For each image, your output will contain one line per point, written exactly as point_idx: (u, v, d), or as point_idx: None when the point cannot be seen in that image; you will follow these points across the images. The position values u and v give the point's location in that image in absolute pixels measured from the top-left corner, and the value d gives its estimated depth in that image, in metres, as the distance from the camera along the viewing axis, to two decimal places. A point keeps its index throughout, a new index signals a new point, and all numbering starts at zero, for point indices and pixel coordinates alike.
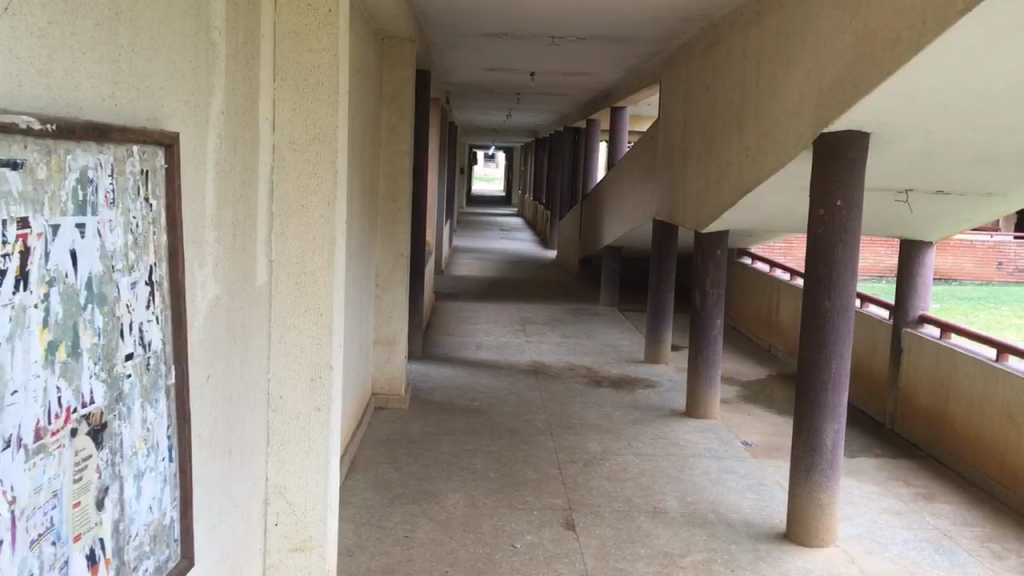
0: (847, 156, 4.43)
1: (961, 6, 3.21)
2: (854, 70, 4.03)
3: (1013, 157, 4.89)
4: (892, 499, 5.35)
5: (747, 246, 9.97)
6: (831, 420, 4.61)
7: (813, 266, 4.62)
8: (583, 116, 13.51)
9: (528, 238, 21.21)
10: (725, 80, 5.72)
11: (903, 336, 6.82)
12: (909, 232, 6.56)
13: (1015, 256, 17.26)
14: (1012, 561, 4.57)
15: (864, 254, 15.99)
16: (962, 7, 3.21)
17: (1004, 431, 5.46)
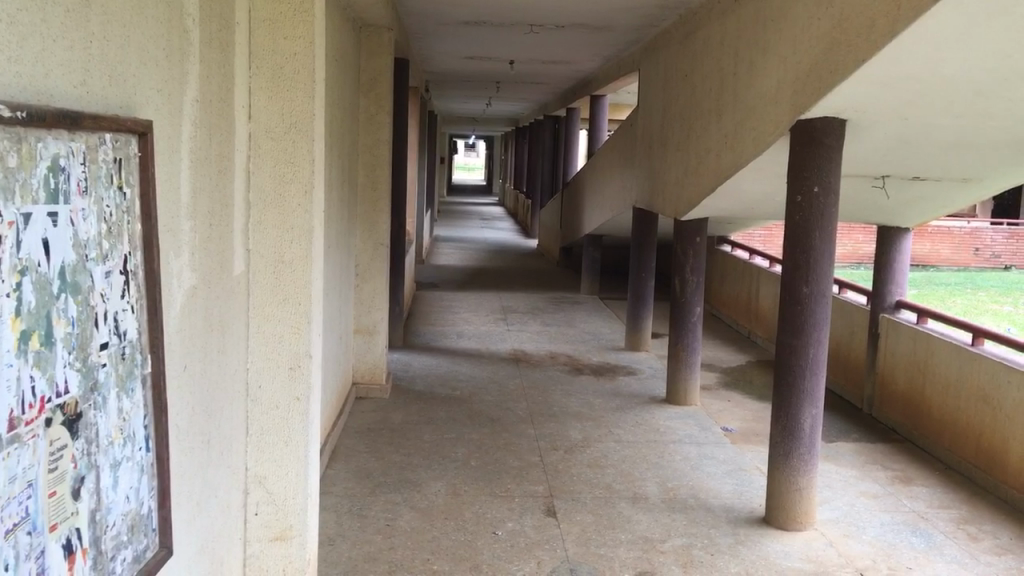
0: (825, 143, 4.45)
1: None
2: (830, 57, 4.06)
3: (988, 143, 4.93)
4: (870, 483, 5.40)
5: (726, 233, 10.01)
6: (809, 404, 4.65)
7: (791, 252, 4.65)
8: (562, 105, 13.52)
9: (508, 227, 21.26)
10: (703, 67, 5.72)
11: (880, 321, 6.88)
12: (886, 219, 6.59)
13: (991, 242, 17.44)
14: (988, 543, 4.62)
15: (843, 242, 16.10)
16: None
17: (980, 415, 5.52)
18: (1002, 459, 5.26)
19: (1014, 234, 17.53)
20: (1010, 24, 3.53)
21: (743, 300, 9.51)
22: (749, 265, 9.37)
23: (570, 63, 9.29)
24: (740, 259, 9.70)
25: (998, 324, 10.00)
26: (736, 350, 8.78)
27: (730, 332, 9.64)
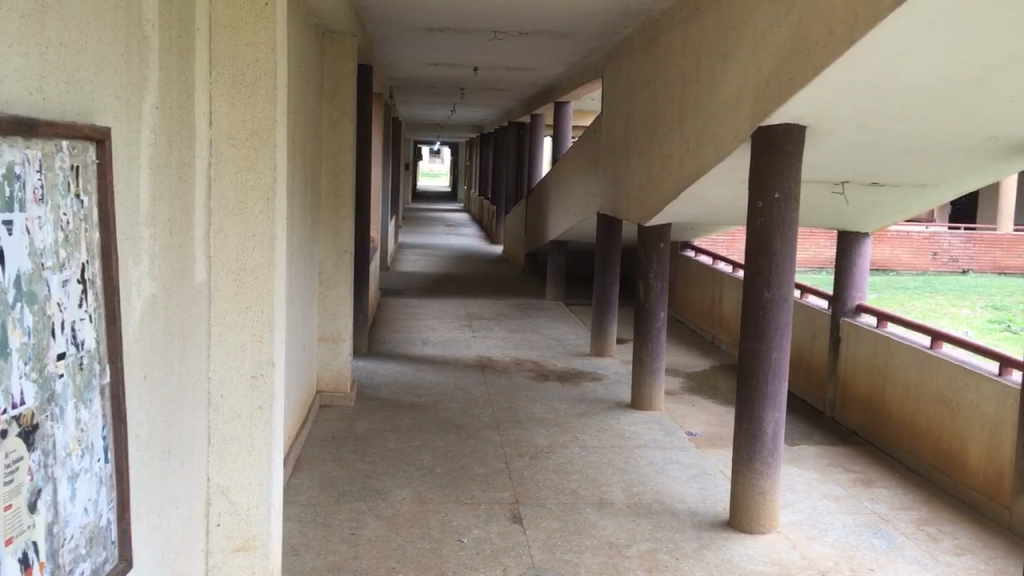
0: (785, 151, 4.50)
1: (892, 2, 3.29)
2: (790, 64, 4.11)
3: (944, 149, 5.02)
4: (832, 485, 5.46)
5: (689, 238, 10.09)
6: (771, 408, 4.69)
7: (753, 258, 4.69)
8: (526, 112, 13.55)
9: (473, 233, 21.29)
10: (665, 74, 5.77)
11: (841, 325, 6.97)
12: (845, 224, 6.68)
13: (949, 246, 17.74)
14: (947, 543, 4.69)
15: (805, 247, 16.30)
16: (892, 3, 3.29)
17: (939, 417, 5.61)
18: (961, 460, 5.35)
19: (972, 238, 17.72)
20: (964, 30, 3.59)
21: (707, 305, 9.59)
22: (713, 270, 9.46)
23: (534, 70, 9.31)
24: (704, 264, 9.79)
25: (955, 326, 10.18)
26: (700, 354, 8.84)
27: (694, 337, 9.71)
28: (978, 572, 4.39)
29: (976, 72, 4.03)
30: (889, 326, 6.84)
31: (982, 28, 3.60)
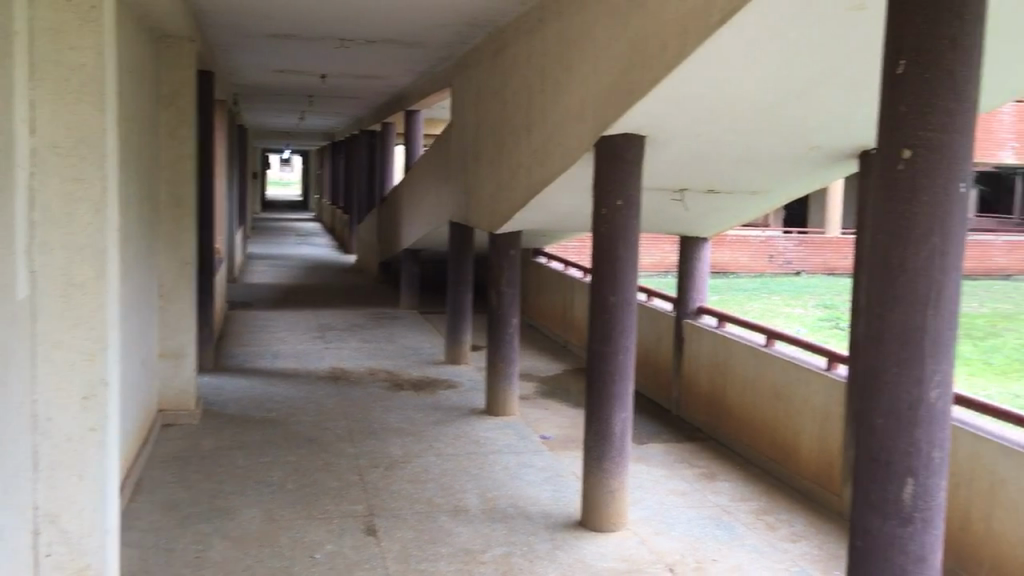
0: (626, 158, 4.65)
1: (719, 18, 3.46)
2: (628, 76, 4.26)
3: (771, 158, 5.31)
4: (678, 480, 5.67)
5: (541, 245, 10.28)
6: (618, 409, 4.85)
7: (597, 263, 4.83)
8: (377, 120, 13.47)
9: (325, 242, 20.98)
10: (512, 84, 5.85)
11: (684, 326, 7.25)
12: (686, 230, 6.96)
13: (783, 249, 18.80)
14: (783, 530, 4.96)
15: (652, 252, 16.91)
16: (719, 19, 3.47)
17: (774, 411, 5.91)
18: (793, 450, 5.67)
19: (805, 241, 18.80)
20: (784, 46, 3.82)
21: (559, 310, 9.79)
22: (563, 276, 9.67)
23: (382, 78, 9.27)
24: (555, 270, 9.99)
25: (787, 326, 10.80)
26: (552, 359, 9.02)
27: (547, 342, 9.90)
28: (811, 556, 4.65)
29: (798, 85, 4.30)
30: (729, 326, 7.17)
31: (801, 44, 3.85)
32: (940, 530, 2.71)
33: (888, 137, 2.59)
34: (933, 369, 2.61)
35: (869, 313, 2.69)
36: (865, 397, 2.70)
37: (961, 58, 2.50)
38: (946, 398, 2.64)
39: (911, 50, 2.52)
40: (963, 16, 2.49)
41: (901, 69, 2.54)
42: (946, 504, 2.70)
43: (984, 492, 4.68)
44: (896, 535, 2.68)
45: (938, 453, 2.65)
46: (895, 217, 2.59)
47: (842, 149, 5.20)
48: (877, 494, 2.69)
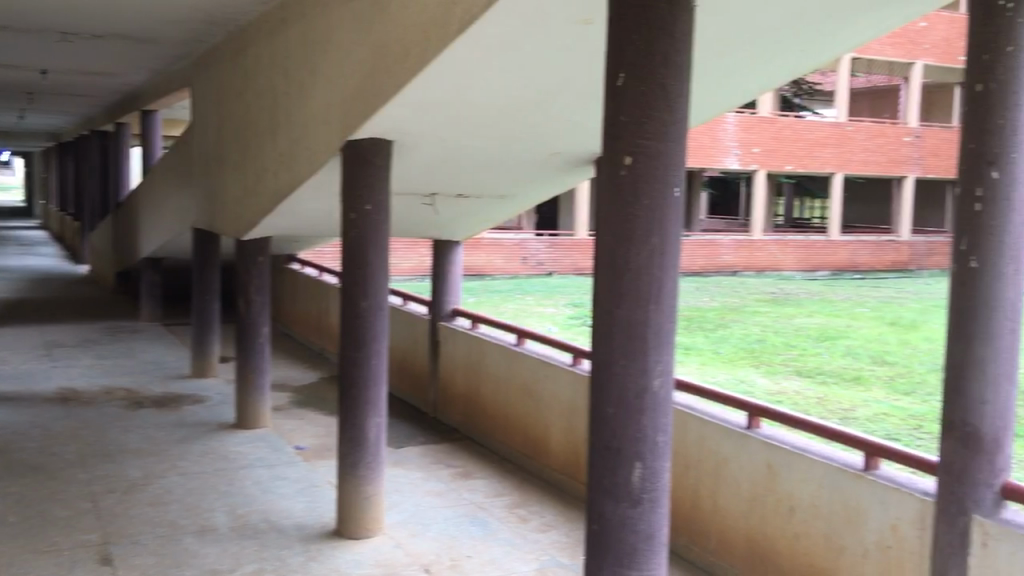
0: (375, 163, 4.76)
1: (457, 27, 3.51)
2: (372, 80, 4.25)
3: (515, 162, 5.51)
4: (434, 481, 5.73)
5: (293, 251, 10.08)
6: (373, 415, 5.03)
7: (349, 270, 4.96)
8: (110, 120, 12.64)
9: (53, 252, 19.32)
10: (255, 85, 5.68)
11: (440, 329, 7.35)
12: (440, 234, 7.06)
13: (534, 251, 19.56)
14: (535, 521, 5.16)
15: (410, 256, 17.15)
16: (457, 29, 3.52)
17: (524, 407, 6.13)
18: (545, 445, 5.88)
19: (556, 243, 19.69)
20: (522, 55, 3.96)
21: (314, 317, 9.64)
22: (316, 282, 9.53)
23: (112, 76, 8.68)
24: (309, 276, 9.83)
25: (538, 325, 11.28)
26: (306, 367, 8.87)
27: (302, 350, 9.72)
28: (560, 544, 4.89)
29: (537, 93, 4.48)
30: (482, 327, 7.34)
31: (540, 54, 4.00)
32: (666, 508, 2.92)
33: (611, 145, 2.74)
34: (656, 359, 2.79)
35: (600, 310, 2.83)
36: (598, 389, 2.86)
37: (673, 73, 2.68)
38: (668, 385, 2.84)
39: (628, 65, 2.67)
40: (675, 34, 2.66)
41: (620, 82, 2.69)
42: (670, 484, 2.91)
43: (708, 471, 5.10)
44: (627, 517, 2.85)
45: (663, 438, 2.86)
46: (621, 218, 2.74)
47: (579, 155, 5.50)
48: (609, 480, 2.86)
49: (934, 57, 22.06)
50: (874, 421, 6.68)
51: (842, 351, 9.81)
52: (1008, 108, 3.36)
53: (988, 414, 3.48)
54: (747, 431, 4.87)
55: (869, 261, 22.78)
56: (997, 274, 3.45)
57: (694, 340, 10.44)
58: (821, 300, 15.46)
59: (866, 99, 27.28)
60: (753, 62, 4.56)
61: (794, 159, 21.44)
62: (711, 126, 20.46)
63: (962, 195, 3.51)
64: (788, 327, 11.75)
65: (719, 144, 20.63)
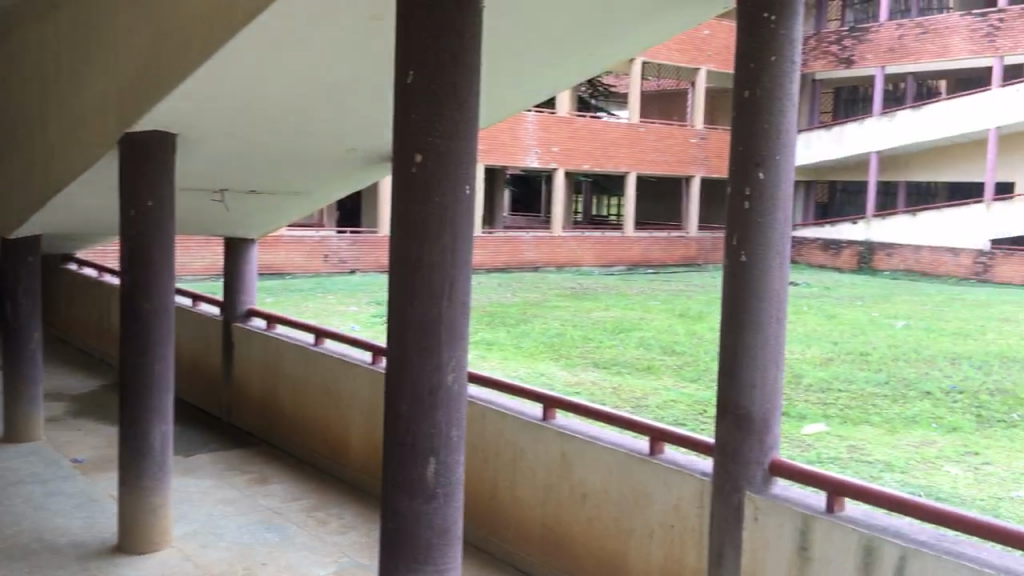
0: (157, 158, 4.55)
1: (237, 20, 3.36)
2: (151, 71, 4.02)
3: (309, 159, 5.43)
4: (227, 490, 5.99)
5: (70, 251, 9.61)
6: (158, 422, 4.95)
7: (129, 270, 4.80)
8: None
9: None
10: (22, 72, 5.29)
11: (233, 330, 7.30)
12: (232, 232, 6.83)
13: (336, 249, 19.46)
14: (332, 524, 5.45)
15: (204, 254, 17.16)
16: (241, 21, 3.35)
17: (322, 406, 6.31)
18: (345, 446, 6.10)
19: (358, 240, 19.72)
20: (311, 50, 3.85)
21: (93, 321, 9.28)
22: (95, 285, 9.17)
23: None
24: (87, 277, 9.43)
25: (340, 324, 11.22)
26: (86, 375, 8.58)
27: (81, 356, 9.38)
28: (354, 543, 5.19)
29: (332, 88, 4.40)
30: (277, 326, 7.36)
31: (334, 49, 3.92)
32: (461, 502, 2.94)
33: (402, 142, 2.70)
34: (449, 355, 2.78)
35: (393, 307, 2.80)
36: (391, 386, 2.83)
37: (463, 72, 2.67)
38: (462, 380, 2.85)
39: (417, 62, 2.64)
40: (464, 33, 2.65)
41: (410, 79, 2.65)
42: (464, 477, 2.93)
43: (505, 463, 5.23)
44: (421, 513, 2.85)
45: (456, 433, 2.87)
46: (412, 215, 2.70)
47: (375, 152, 5.48)
48: (404, 477, 2.84)
49: (715, 63, 23.87)
50: (664, 408, 7.05)
51: (635, 343, 10.28)
52: (773, 112, 3.60)
53: (758, 397, 3.71)
54: (543, 423, 4.99)
55: (660, 255, 24.42)
56: (764, 267, 3.68)
57: (496, 335, 10.67)
58: (617, 294, 16.26)
59: (655, 102, 29.01)
60: (548, 62, 4.67)
61: (590, 158, 22.57)
62: (513, 124, 21.05)
63: (734, 193, 3.72)
64: (586, 320, 12.25)
65: (520, 143, 21.31)
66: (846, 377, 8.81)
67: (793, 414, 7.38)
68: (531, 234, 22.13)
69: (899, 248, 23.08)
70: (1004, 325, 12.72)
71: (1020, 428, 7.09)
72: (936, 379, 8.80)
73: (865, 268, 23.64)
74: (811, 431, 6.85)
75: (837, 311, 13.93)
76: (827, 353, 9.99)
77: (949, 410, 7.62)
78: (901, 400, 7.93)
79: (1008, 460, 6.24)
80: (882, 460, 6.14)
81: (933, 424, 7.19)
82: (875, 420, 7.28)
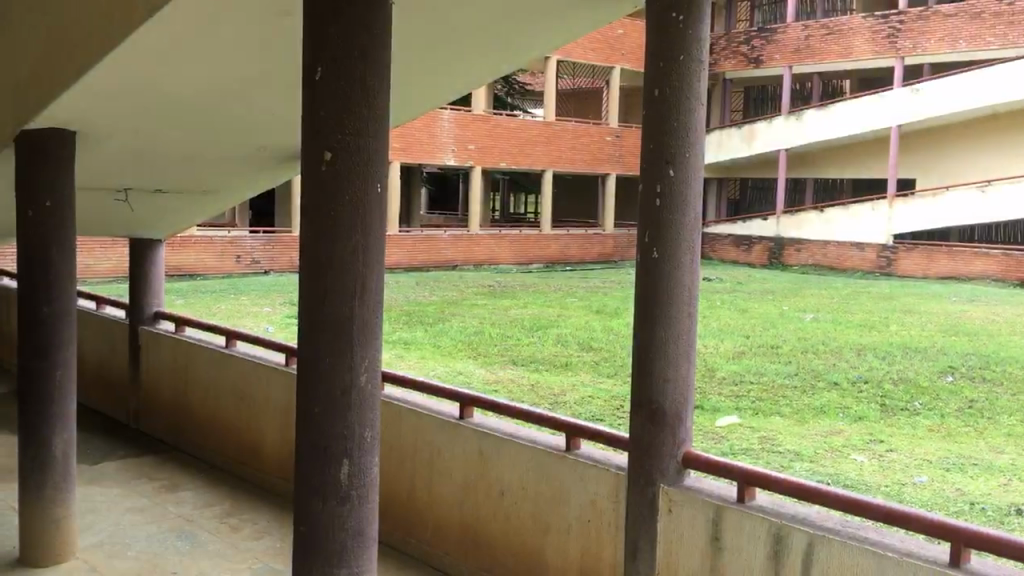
0: (56, 157, 4.39)
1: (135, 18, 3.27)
2: (49, 67, 3.90)
3: (217, 157, 5.31)
4: (136, 498, 5.84)
5: None
6: (60, 429, 4.77)
7: (28, 274, 4.62)
8: None
9: None
10: None
11: (141, 334, 7.09)
12: (137, 233, 6.64)
13: (250, 249, 19.12)
14: (247, 530, 5.37)
15: (109, 256, 16.66)
16: (144, 13, 3.23)
17: (236, 410, 6.18)
18: (258, 450, 6.00)
19: (271, 240, 19.39)
20: (218, 46, 3.76)
21: None
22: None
23: None
24: None
25: (253, 326, 11.02)
26: None
27: None
28: (268, 549, 5.12)
29: (240, 85, 4.29)
30: (187, 329, 7.19)
31: (242, 44, 3.82)
32: (375, 503, 2.91)
33: (311, 140, 2.63)
34: (362, 355, 2.75)
35: (304, 309, 2.74)
36: (303, 387, 2.78)
37: (372, 70, 2.61)
38: (375, 381, 2.81)
39: (326, 59, 2.57)
40: (374, 31, 2.59)
41: (318, 77, 2.58)
42: (379, 479, 2.90)
43: (422, 464, 5.20)
44: (334, 515, 2.81)
45: (370, 433, 2.83)
46: (322, 214, 2.64)
47: (285, 149, 5.40)
48: (317, 480, 2.79)
49: (629, 63, 24.13)
50: (582, 404, 7.11)
51: (553, 340, 10.34)
52: (683, 111, 3.65)
53: (670, 391, 3.76)
54: (459, 422, 4.98)
55: (577, 253, 24.57)
56: (675, 263, 3.73)
57: (414, 335, 10.62)
58: (535, 291, 16.37)
59: (570, 100, 29.28)
60: (460, 58, 4.65)
61: (507, 156, 22.71)
62: (429, 122, 21.16)
63: (646, 191, 3.75)
64: (504, 318, 12.30)
65: (436, 141, 21.42)
66: (758, 369, 9.03)
67: (706, 407, 7.53)
68: (449, 232, 22.31)
69: (807, 244, 23.78)
70: (903, 317, 13.23)
71: (920, 415, 7.38)
72: (842, 369, 9.10)
73: (776, 263, 24.22)
74: (724, 423, 6.99)
75: (750, 306, 14.27)
76: (739, 347, 10.22)
77: (856, 399, 7.88)
78: (810, 391, 8.17)
79: (910, 446, 6.49)
80: (792, 450, 6.32)
81: (840, 414, 7.42)
82: (786, 411, 7.48)
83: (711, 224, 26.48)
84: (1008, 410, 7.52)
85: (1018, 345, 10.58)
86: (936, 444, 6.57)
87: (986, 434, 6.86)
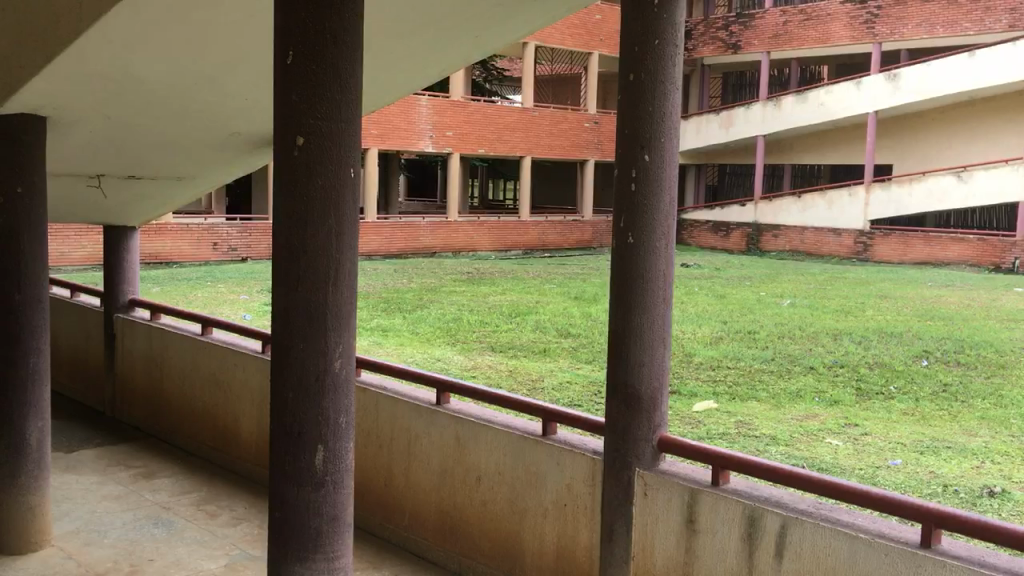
0: (23, 142, 4.35)
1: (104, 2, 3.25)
2: (19, 53, 3.87)
3: (192, 143, 5.29)
4: (112, 485, 5.83)
5: None
6: (34, 418, 4.74)
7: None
8: None
9: None
10: None
11: (115, 321, 7.06)
12: (111, 220, 6.61)
13: (227, 236, 19.02)
14: (224, 516, 5.37)
15: (84, 244, 16.54)
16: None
17: (213, 397, 6.16)
18: (234, 437, 6.00)
19: (248, 228, 19.30)
20: (189, 30, 3.72)
21: None
22: None
23: None
24: None
25: (230, 314, 11.00)
26: None
27: None
28: (244, 536, 5.11)
29: (213, 70, 4.26)
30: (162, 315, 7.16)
31: (212, 30, 3.79)
32: (348, 488, 2.90)
33: (283, 126, 2.61)
34: (335, 341, 2.74)
35: (278, 295, 2.73)
36: (277, 373, 2.77)
37: (343, 54, 2.59)
38: (350, 367, 2.81)
39: (298, 43, 2.55)
40: (347, 16, 2.58)
41: (290, 61, 2.57)
42: (353, 464, 2.89)
43: (400, 449, 5.20)
44: (309, 501, 2.81)
45: (344, 419, 2.83)
46: (295, 200, 2.63)
47: (260, 136, 5.39)
48: (290, 465, 2.79)
49: (607, 48, 24.10)
50: (560, 390, 7.13)
51: (532, 326, 10.35)
52: (658, 96, 3.65)
53: (646, 376, 3.77)
54: (436, 407, 4.99)
55: (557, 240, 24.59)
56: (650, 248, 3.73)
57: (392, 322, 10.60)
58: (513, 278, 16.35)
59: (550, 87, 29.23)
60: (432, 43, 4.63)
61: (485, 142, 22.71)
62: (407, 107, 21.02)
63: (621, 176, 3.75)
64: (482, 305, 12.31)
65: (414, 127, 21.30)
66: (735, 355, 9.07)
67: (683, 392, 7.56)
68: (429, 218, 22.31)
69: (786, 229, 23.96)
70: (879, 302, 13.28)
71: (895, 399, 7.44)
72: (817, 354, 9.16)
73: (753, 249, 24.59)
74: (701, 408, 7.04)
75: (727, 292, 14.33)
76: (716, 332, 10.26)
77: (832, 384, 7.93)
78: (787, 376, 8.22)
79: (884, 430, 6.54)
80: (768, 434, 6.36)
81: (816, 398, 7.48)
82: (763, 395, 7.52)
83: (690, 211, 26.63)
84: (982, 393, 7.60)
85: (991, 329, 10.67)
86: (912, 427, 6.64)
87: (960, 417, 6.92)
